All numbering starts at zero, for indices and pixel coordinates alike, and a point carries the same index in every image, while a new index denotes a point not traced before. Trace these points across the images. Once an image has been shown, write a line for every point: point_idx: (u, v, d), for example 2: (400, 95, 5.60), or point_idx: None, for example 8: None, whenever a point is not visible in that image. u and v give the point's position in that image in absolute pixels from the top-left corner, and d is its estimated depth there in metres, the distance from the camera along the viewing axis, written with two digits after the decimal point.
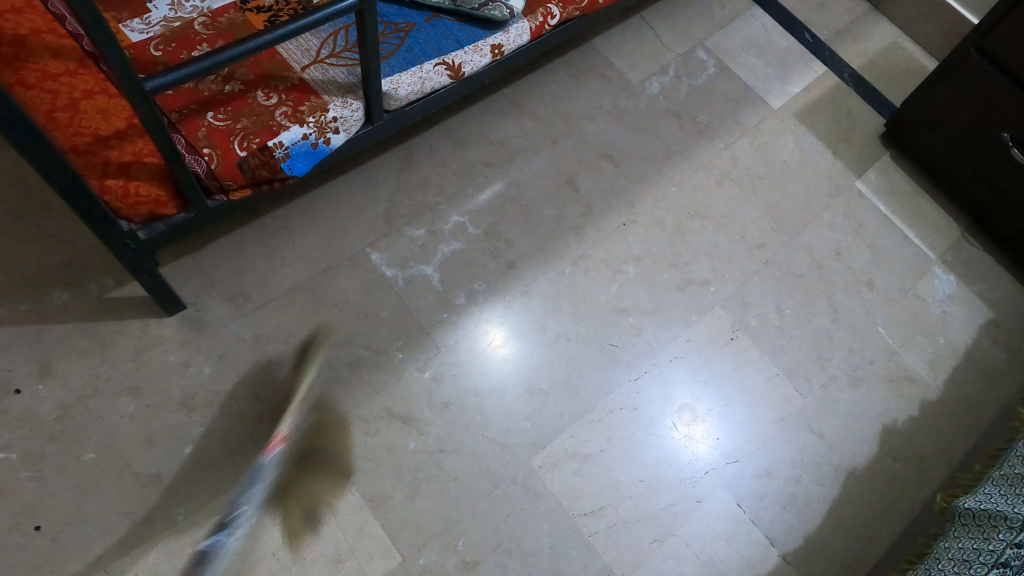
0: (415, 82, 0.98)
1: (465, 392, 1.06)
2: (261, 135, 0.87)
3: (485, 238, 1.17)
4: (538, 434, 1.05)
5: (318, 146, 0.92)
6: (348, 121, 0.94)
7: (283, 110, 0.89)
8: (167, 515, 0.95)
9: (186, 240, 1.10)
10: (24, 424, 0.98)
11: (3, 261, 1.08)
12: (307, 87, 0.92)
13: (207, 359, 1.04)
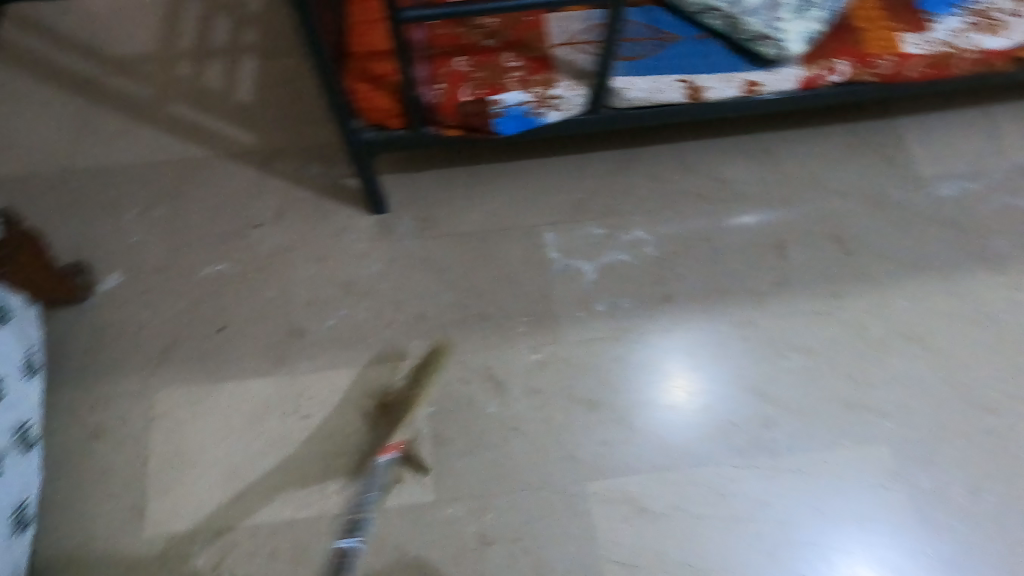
0: (648, 89, 1.00)
1: (561, 390, 1.06)
2: (487, 88, 0.97)
3: (656, 263, 1.14)
4: (610, 470, 1.00)
5: (531, 115, 0.99)
6: (568, 103, 0.99)
7: (516, 74, 0.98)
8: (294, 364, 1.14)
9: (413, 158, 1.26)
10: (243, 249, 1.24)
11: (296, 129, 1.36)
12: (548, 61, 0.99)
13: (379, 258, 1.19)
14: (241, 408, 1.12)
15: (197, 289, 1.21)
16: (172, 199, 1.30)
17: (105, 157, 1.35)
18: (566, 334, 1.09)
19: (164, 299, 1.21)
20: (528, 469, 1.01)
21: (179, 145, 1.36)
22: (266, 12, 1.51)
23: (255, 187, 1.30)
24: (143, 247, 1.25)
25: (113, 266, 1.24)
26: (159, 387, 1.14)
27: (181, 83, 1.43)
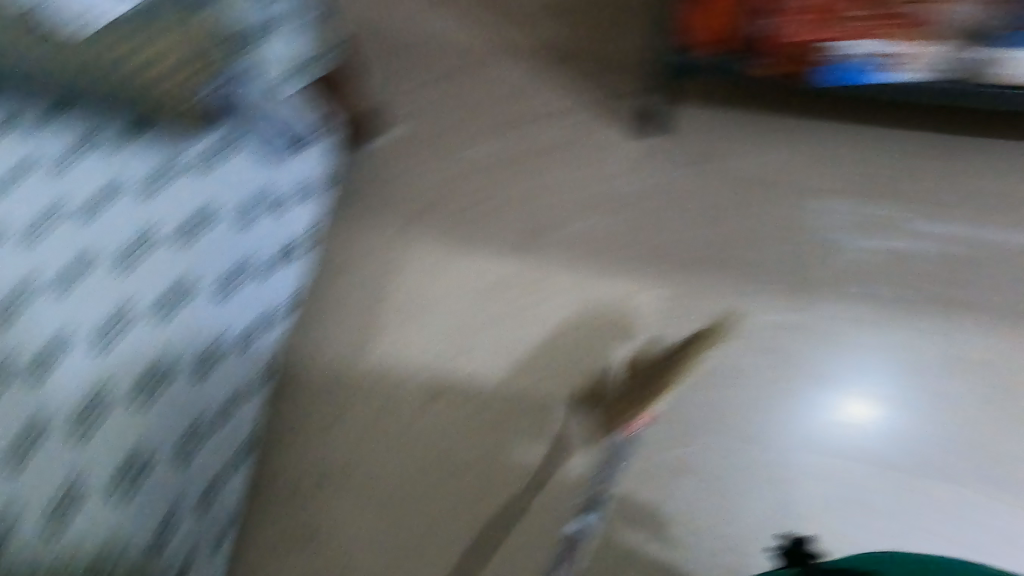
0: (998, 66, 0.97)
1: (762, 357, 1.15)
2: (829, 32, 0.99)
3: (941, 265, 1.16)
4: (795, 415, 1.11)
5: (862, 69, 1.01)
6: (906, 64, 0.99)
7: (861, 23, 0.98)
8: (534, 254, 1.25)
9: (696, 93, 1.32)
10: (506, 141, 1.33)
11: (584, 40, 1.40)
12: (896, 16, 0.97)
13: (632, 183, 1.27)
14: (475, 282, 1.24)
15: (457, 167, 1.32)
16: (450, 78, 1.40)
17: (409, 26, 1.45)
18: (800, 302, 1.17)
19: (427, 168, 1.33)
20: (724, 409, 1.13)
21: (464, 26, 1.43)
22: None
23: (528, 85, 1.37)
24: (418, 117, 1.37)
25: (387, 126, 1.36)
26: (410, 241, 1.28)
27: None
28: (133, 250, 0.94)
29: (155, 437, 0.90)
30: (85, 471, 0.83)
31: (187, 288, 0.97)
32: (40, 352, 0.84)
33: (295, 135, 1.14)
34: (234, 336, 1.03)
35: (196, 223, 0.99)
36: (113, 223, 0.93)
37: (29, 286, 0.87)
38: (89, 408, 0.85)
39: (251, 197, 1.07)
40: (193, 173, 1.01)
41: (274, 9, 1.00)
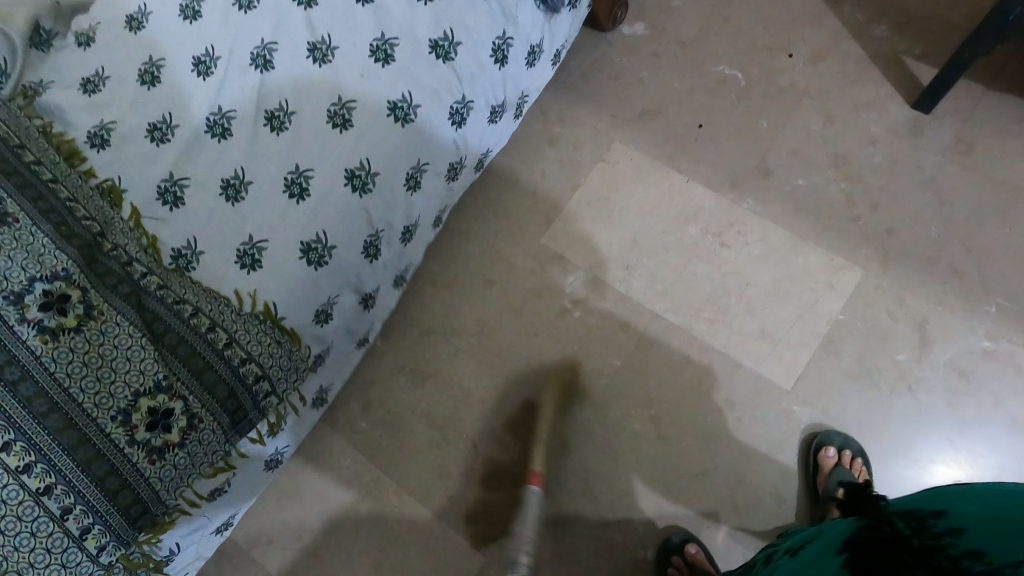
0: None
1: (856, 421, 0.98)
2: None
3: None
4: (983, 431, 0.94)
5: None
6: None
7: None
8: (740, 198, 1.13)
9: (1008, 75, 1.09)
10: (763, 67, 1.18)
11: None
12: None
13: (887, 153, 1.09)
14: (672, 201, 1.15)
15: (697, 79, 1.20)
16: None
17: None
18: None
19: (668, 68, 1.22)
20: (897, 416, 0.97)
21: None
22: None
23: (810, 18, 1.19)
24: (678, 15, 1.24)
25: (642, 15, 1.26)
26: (614, 142, 1.20)
27: None
28: (386, 50, 0.93)
29: (347, 232, 0.91)
30: (279, 231, 0.88)
31: (417, 105, 0.94)
32: (277, 112, 0.90)
33: None
34: (442, 168, 1.00)
35: (450, 45, 0.94)
36: (377, 17, 0.92)
37: (282, 51, 0.91)
38: (302, 178, 0.89)
39: (508, 37, 0.99)
40: None
41: None
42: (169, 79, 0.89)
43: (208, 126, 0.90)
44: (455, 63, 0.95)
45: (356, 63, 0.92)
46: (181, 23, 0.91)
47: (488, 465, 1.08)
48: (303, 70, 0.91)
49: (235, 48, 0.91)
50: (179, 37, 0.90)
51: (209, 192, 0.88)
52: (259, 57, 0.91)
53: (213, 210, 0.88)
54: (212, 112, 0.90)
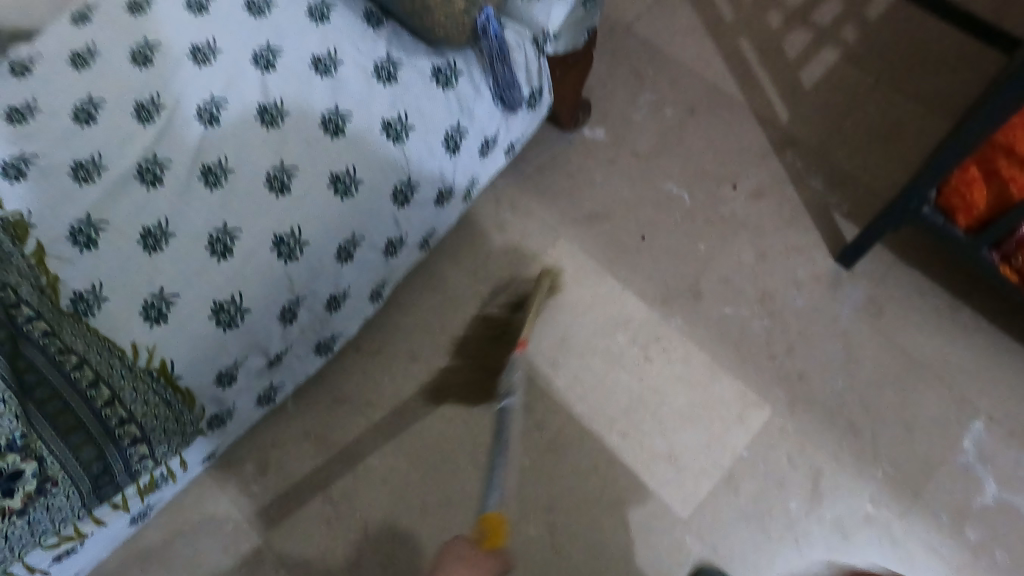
0: None
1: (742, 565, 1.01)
2: None
3: None
4: None
5: None
6: None
7: None
8: (669, 314, 1.15)
9: (913, 252, 1.20)
10: (707, 194, 1.24)
11: (825, 141, 1.30)
12: None
13: (809, 298, 1.16)
14: (604, 306, 1.16)
15: (646, 193, 1.24)
16: (685, 108, 1.32)
17: (665, 44, 1.40)
18: (913, 513, 1.03)
19: (622, 177, 1.26)
20: (780, 565, 1.01)
21: (722, 73, 1.37)
22: (881, 21, 1.44)
23: (756, 157, 1.27)
24: (636, 128, 1.30)
25: (603, 121, 1.31)
26: (559, 237, 1.21)
27: (765, 29, 1.43)
28: (337, 123, 0.94)
29: (264, 296, 0.88)
30: (193, 287, 0.85)
31: (360, 180, 0.93)
32: (215, 167, 0.90)
33: (532, 90, 1.04)
34: (379, 242, 0.97)
35: (402, 127, 0.95)
36: (332, 93, 0.95)
37: (229, 110, 0.94)
38: (228, 237, 0.87)
39: (462, 128, 1.00)
40: (424, 79, 0.97)
41: None
42: (107, 120, 0.94)
43: (139, 172, 0.90)
44: (405, 145, 0.95)
45: (305, 131, 0.93)
46: (131, 70, 0.97)
47: (378, 552, 1.03)
48: (248, 129, 0.92)
49: (179, 103, 0.94)
50: (124, 88, 0.96)
51: (128, 239, 0.86)
52: (205, 113, 0.93)
53: (127, 257, 0.86)
54: (146, 159, 0.91)
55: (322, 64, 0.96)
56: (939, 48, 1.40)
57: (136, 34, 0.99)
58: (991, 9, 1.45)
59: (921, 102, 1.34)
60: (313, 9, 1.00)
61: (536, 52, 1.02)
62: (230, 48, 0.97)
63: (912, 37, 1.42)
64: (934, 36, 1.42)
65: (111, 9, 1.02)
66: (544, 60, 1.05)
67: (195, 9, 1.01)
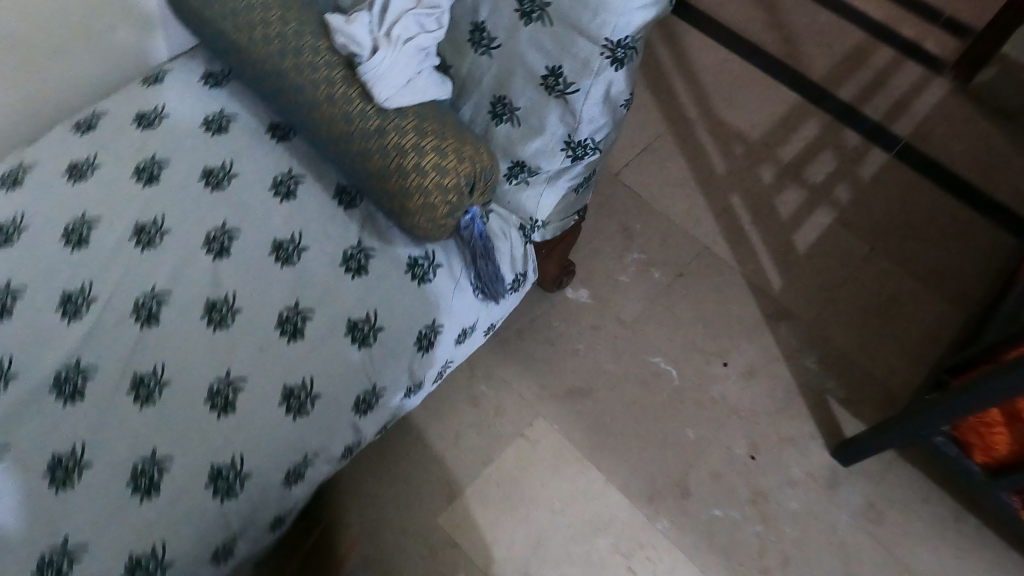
0: None
1: None
2: None
3: None
4: None
5: None
6: None
7: None
8: (655, 515, 1.05)
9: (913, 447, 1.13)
10: (698, 372, 1.16)
11: (821, 314, 1.24)
12: None
13: (803, 499, 1.08)
14: (584, 505, 1.05)
15: (632, 367, 1.15)
16: (675, 271, 1.24)
17: (654, 196, 1.33)
18: None
19: (607, 347, 1.17)
20: None
21: (714, 230, 1.30)
22: (872, 183, 1.40)
23: (749, 331, 1.20)
24: (623, 291, 1.22)
25: (589, 281, 1.22)
26: (538, 417, 1.10)
27: (757, 185, 1.37)
28: (296, 323, 0.82)
29: (191, 542, 0.74)
30: (105, 538, 0.71)
31: (319, 394, 0.80)
32: (148, 378, 0.78)
33: (516, 274, 0.94)
34: (335, 453, 0.84)
35: (370, 329, 0.83)
36: (295, 284, 0.83)
37: (172, 306, 0.82)
38: (156, 469, 0.74)
39: (437, 325, 0.87)
40: (399, 272, 0.85)
41: (560, 163, 0.87)
42: (24, 315, 0.81)
43: (56, 381, 0.77)
44: (373, 350, 0.83)
45: (259, 333, 0.81)
46: (61, 252, 0.85)
47: None
48: (193, 331, 0.81)
49: (117, 293, 0.83)
50: (51, 271, 0.83)
51: (31, 472, 0.73)
52: (143, 311, 0.82)
53: (29, 495, 0.72)
54: (66, 366, 0.78)
55: (283, 249, 0.85)
56: (932, 215, 1.37)
57: (73, 207, 0.87)
58: (982, 171, 1.42)
59: (916, 275, 1.29)
60: (278, 181, 0.89)
61: (523, 241, 0.92)
62: (182, 228, 0.86)
63: (906, 201, 1.38)
64: (925, 204, 1.38)
65: (44, 173, 0.90)
66: (530, 247, 0.95)
67: (145, 178, 0.90)
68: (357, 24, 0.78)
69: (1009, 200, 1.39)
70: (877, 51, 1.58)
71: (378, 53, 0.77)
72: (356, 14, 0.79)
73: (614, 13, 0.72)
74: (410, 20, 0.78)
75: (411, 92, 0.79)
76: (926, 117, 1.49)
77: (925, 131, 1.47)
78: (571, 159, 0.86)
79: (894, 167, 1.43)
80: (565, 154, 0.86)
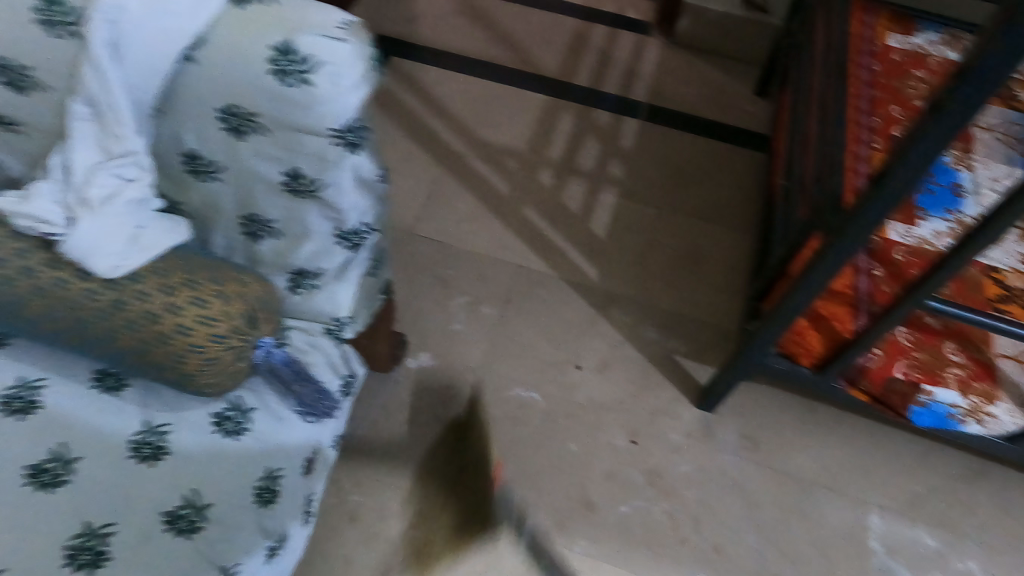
0: None
1: None
2: (925, 375, 0.97)
3: None
4: None
5: (922, 404, 0.99)
6: (997, 423, 0.98)
7: (958, 373, 0.97)
8: (572, 538, 1.05)
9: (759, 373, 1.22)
10: (557, 385, 1.17)
11: (642, 283, 1.29)
12: (993, 373, 0.97)
13: (691, 459, 1.13)
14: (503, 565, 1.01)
15: (498, 408, 1.14)
16: (501, 300, 1.25)
17: (454, 234, 1.32)
18: None
19: (464, 400, 1.14)
20: None
21: (521, 246, 1.32)
22: (637, 149, 1.46)
23: (587, 325, 1.24)
24: (462, 339, 1.20)
25: (424, 343, 1.19)
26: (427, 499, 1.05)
27: (541, 190, 1.39)
28: (92, 551, 0.69)
29: None
30: None
31: None
32: None
33: (343, 377, 0.87)
34: None
35: (195, 513, 0.72)
36: (77, 504, 0.70)
37: None
38: None
39: (275, 471, 0.77)
40: (207, 436, 0.76)
41: (343, 256, 0.82)
42: None
43: None
44: (208, 532, 0.72)
45: None
46: None
47: None
48: None
49: None
50: None
51: None
52: None
53: None
54: None
55: (47, 473, 0.71)
56: (696, 155, 1.47)
57: None
58: (720, 104, 1.56)
59: (707, 216, 1.38)
60: (12, 398, 0.75)
61: (335, 342, 0.87)
62: None
63: (671, 151, 1.47)
64: (689, 149, 1.47)
65: None
66: (345, 345, 0.89)
67: None
68: (39, 199, 0.67)
69: (749, 121, 1.54)
70: (593, 32, 1.67)
71: (78, 227, 0.66)
72: (34, 186, 0.68)
73: (327, 101, 0.67)
74: (104, 176, 0.67)
75: (137, 251, 0.69)
76: (658, 77, 1.59)
77: (662, 82, 1.59)
78: (352, 250, 0.82)
79: (650, 127, 1.50)
80: (344, 247, 0.81)
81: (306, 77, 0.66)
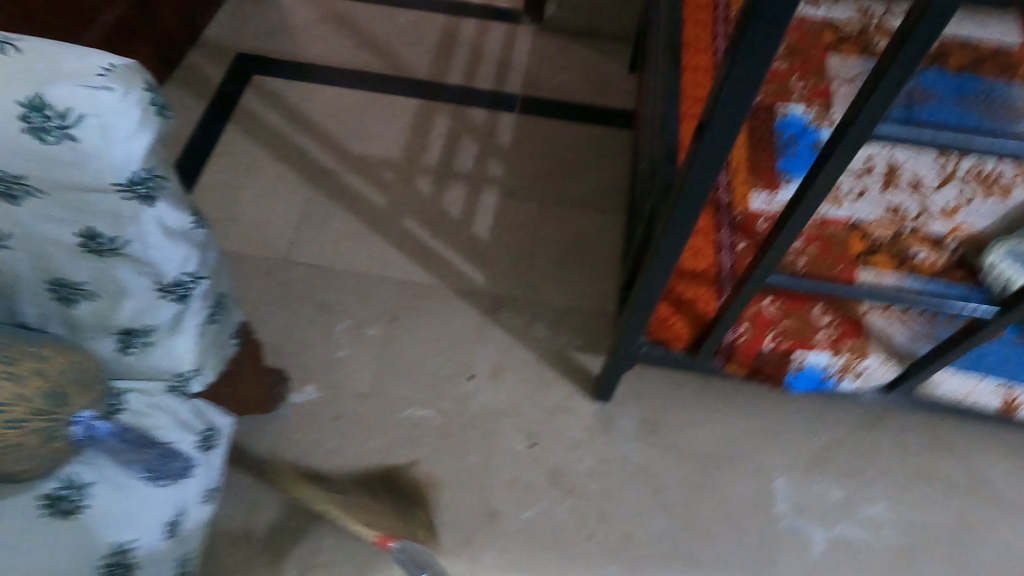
0: (959, 391, 1.04)
1: None
2: (794, 340, 0.99)
3: (909, 539, 1.10)
4: None
5: (797, 369, 1.00)
6: (870, 376, 1.01)
7: (827, 333, 1.00)
8: (478, 551, 1.03)
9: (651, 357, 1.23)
10: (450, 398, 1.15)
11: (528, 282, 1.28)
12: (861, 327, 1.01)
13: (591, 452, 1.13)
14: None
15: (391, 431, 1.11)
16: (386, 319, 1.22)
17: (333, 257, 1.28)
18: None
19: (356, 428, 1.11)
20: None
21: (404, 259, 1.29)
22: (514, 144, 1.45)
23: (476, 332, 1.22)
24: (348, 365, 1.17)
25: (309, 376, 1.15)
26: (325, 536, 1.02)
27: (420, 199, 1.36)
28: None
29: None
30: None
31: None
32: None
33: (198, 432, 0.89)
34: None
35: None
36: None
37: None
38: None
39: (126, 544, 0.76)
40: (38, 520, 0.69)
41: (170, 311, 0.77)
42: None
43: None
44: None
45: None
46: None
47: None
48: None
49: None
50: None
51: None
52: None
53: None
54: None
55: None
56: (574, 143, 1.46)
57: None
58: (595, 87, 1.55)
59: (588, 205, 1.37)
60: None
61: (182, 399, 0.86)
62: None
63: (548, 142, 1.45)
64: (566, 139, 1.46)
65: None
66: (197, 399, 0.89)
67: None
68: None
69: (626, 101, 1.54)
70: (462, 29, 1.64)
71: None
72: None
73: (100, 154, 0.62)
74: None
75: None
76: (531, 67, 1.58)
77: (536, 72, 1.57)
78: (177, 301, 0.77)
79: (526, 120, 1.48)
80: (169, 299, 0.76)
81: (70, 133, 0.60)
